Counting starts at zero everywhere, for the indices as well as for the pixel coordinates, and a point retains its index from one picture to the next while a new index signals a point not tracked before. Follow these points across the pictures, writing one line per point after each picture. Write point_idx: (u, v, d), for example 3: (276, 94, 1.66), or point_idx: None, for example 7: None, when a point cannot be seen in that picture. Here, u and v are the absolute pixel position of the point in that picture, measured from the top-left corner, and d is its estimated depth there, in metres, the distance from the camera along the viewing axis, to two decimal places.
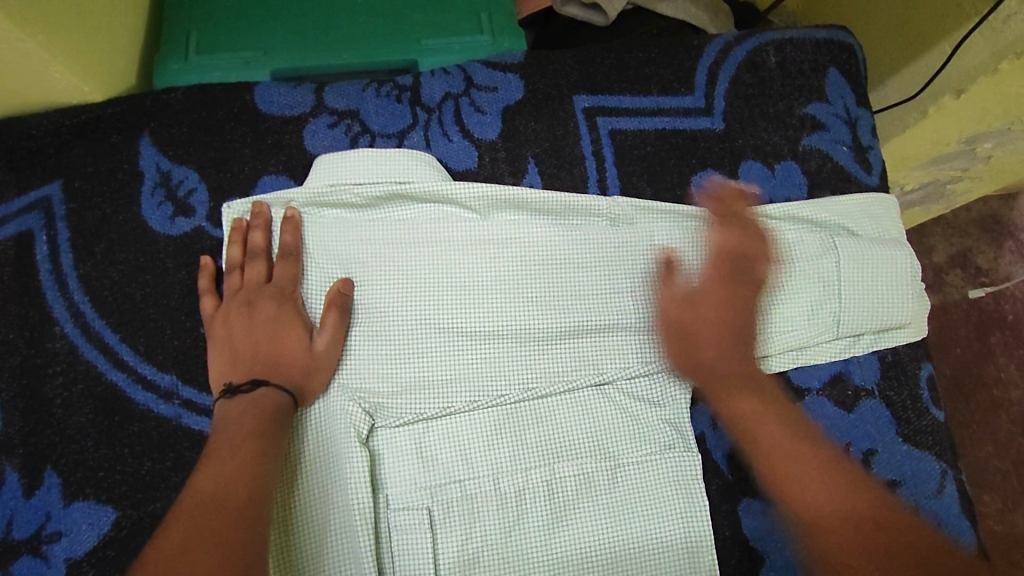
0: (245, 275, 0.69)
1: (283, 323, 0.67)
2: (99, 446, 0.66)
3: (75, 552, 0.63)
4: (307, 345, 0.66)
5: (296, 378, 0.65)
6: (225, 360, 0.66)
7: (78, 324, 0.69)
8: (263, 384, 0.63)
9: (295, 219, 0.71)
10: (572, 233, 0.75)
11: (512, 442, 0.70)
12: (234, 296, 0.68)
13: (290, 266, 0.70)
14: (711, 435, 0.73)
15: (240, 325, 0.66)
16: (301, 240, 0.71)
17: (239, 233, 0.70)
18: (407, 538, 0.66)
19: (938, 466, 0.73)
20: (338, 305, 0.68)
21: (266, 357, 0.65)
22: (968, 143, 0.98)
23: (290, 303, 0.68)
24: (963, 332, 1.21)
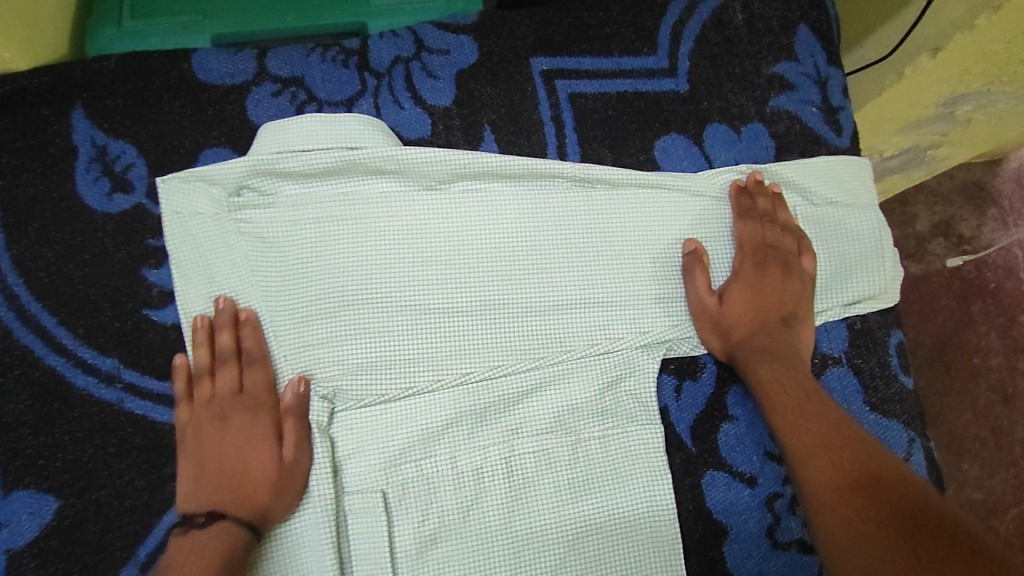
0: (215, 384, 0.65)
1: (251, 442, 0.63)
2: (38, 434, 0.63)
3: (15, 543, 0.61)
4: (275, 462, 0.63)
5: (259, 502, 0.62)
6: (195, 466, 0.63)
7: (12, 307, 0.66)
8: (223, 517, 0.60)
9: (253, 320, 0.66)
10: (533, 201, 0.72)
11: (473, 420, 0.68)
12: (207, 406, 0.64)
13: (261, 374, 0.66)
14: (676, 407, 0.70)
15: (211, 439, 0.63)
16: (263, 341, 0.67)
17: (205, 333, 0.66)
18: (365, 519, 0.64)
19: (906, 434, 0.72)
20: (295, 409, 0.65)
21: (230, 482, 0.62)
22: (947, 107, 0.96)
23: (264, 415, 0.65)
24: (945, 300, 1.20)
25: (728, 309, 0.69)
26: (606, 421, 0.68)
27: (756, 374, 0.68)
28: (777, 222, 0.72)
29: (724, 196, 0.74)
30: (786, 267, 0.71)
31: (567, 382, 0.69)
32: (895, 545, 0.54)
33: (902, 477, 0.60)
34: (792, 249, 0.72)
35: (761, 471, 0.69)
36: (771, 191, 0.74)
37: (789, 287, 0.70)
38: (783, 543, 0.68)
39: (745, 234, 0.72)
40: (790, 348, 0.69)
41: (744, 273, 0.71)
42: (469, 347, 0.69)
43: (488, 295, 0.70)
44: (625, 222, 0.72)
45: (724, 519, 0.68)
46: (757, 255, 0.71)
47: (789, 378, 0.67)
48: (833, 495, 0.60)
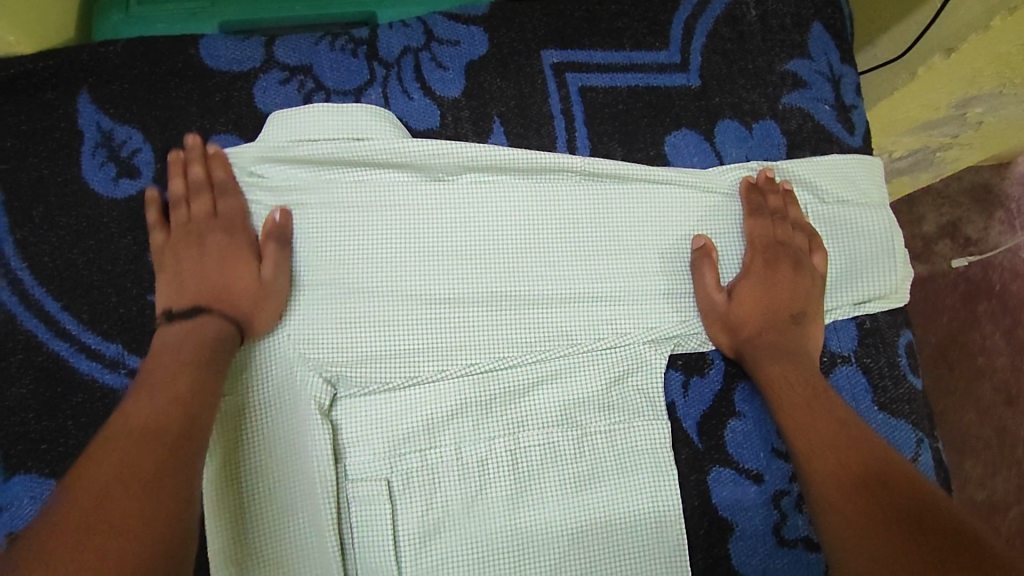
0: (191, 209, 0.66)
1: (230, 255, 0.65)
2: (41, 418, 0.63)
3: (16, 527, 0.61)
4: (253, 274, 0.65)
5: (244, 306, 0.63)
6: (171, 286, 0.64)
7: (17, 291, 0.65)
8: (204, 313, 0.62)
9: (221, 155, 0.68)
10: (542, 193, 0.71)
11: (478, 411, 0.68)
12: (183, 228, 0.66)
13: (234, 199, 0.67)
14: (682, 403, 0.70)
15: (188, 258, 0.65)
16: (233, 172, 0.68)
17: (179, 166, 0.67)
18: (370, 509, 0.65)
19: (915, 435, 0.71)
20: (271, 232, 0.66)
21: (209, 284, 0.64)
22: (960, 108, 0.95)
23: (240, 233, 0.66)
24: (949, 299, 1.18)
25: (737, 306, 0.69)
26: (611, 415, 0.68)
27: (766, 373, 0.67)
28: (787, 219, 0.72)
29: (735, 193, 0.74)
30: (797, 264, 0.70)
31: (572, 375, 0.69)
32: (917, 547, 0.52)
33: (904, 473, 0.59)
34: (803, 246, 0.71)
35: (768, 468, 0.69)
36: (782, 188, 0.73)
37: (800, 285, 0.70)
38: (789, 540, 0.68)
39: (755, 230, 0.71)
40: (800, 346, 0.69)
41: (753, 270, 0.70)
42: (476, 338, 0.69)
43: (495, 287, 0.70)
44: (634, 216, 0.72)
45: (729, 516, 0.68)
46: (768, 252, 0.70)
47: (799, 376, 0.66)
48: (836, 490, 0.59)
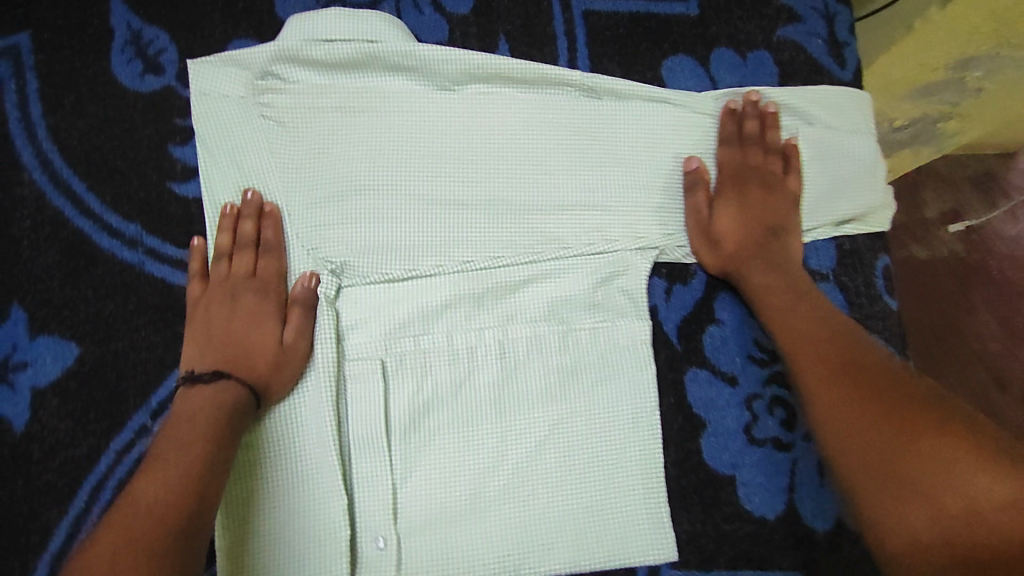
0: (232, 266, 0.69)
1: (259, 318, 0.68)
2: (64, 286, 0.68)
3: (40, 382, 0.66)
4: (277, 339, 0.67)
5: (263, 371, 0.66)
6: (198, 342, 0.67)
7: (47, 171, 0.69)
8: (227, 377, 0.65)
9: (276, 214, 0.70)
10: (543, 106, 0.75)
11: (471, 304, 0.72)
12: (221, 283, 0.68)
13: (273, 261, 0.70)
14: (664, 308, 0.74)
15: (220, 317, 0.67)
16: (283, 235, 0.71)
17: (229, 221, 0.70)
18: (363, 386, 0.69)
19: (886, 348, 0.75)
20: (301, 299, 0.69)
21: (235, 346, 0.66)
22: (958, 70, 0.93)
23: (273, 294, 0.69)
24: (943, 275, 1.16)
25: (716, 224, 0.73)
26: (597, 313, 0.72)
27: (753, 280, 0.71)
28: (762, 144, 0.75)
29: (716, 118, 0.77)
30: (768, 185, 0.74)
31: (562, 275, 0.73)
32: (927, 443, 0.57)
33: (890, 366, 0.65)
34: (777, 169, 0.75)
35: (742, 372, 0.74)
36: (761, 112, 0.76)
37: (773, 203, 0.74)
38: (759, 439, 0.73)
39: (728, 157, 0.75)
40: (781, 253, 0.72)
41: (726, 191, 0.74)
42: (473, 237, 0.73)
43: (495, 192, 0.74)
44: (629, 133, 0.75)
45: (703, 414, 0.72)
46: (741, 175, 0.74)
47: (783, 282, 0.71)
48: (829, 387, 0.64)
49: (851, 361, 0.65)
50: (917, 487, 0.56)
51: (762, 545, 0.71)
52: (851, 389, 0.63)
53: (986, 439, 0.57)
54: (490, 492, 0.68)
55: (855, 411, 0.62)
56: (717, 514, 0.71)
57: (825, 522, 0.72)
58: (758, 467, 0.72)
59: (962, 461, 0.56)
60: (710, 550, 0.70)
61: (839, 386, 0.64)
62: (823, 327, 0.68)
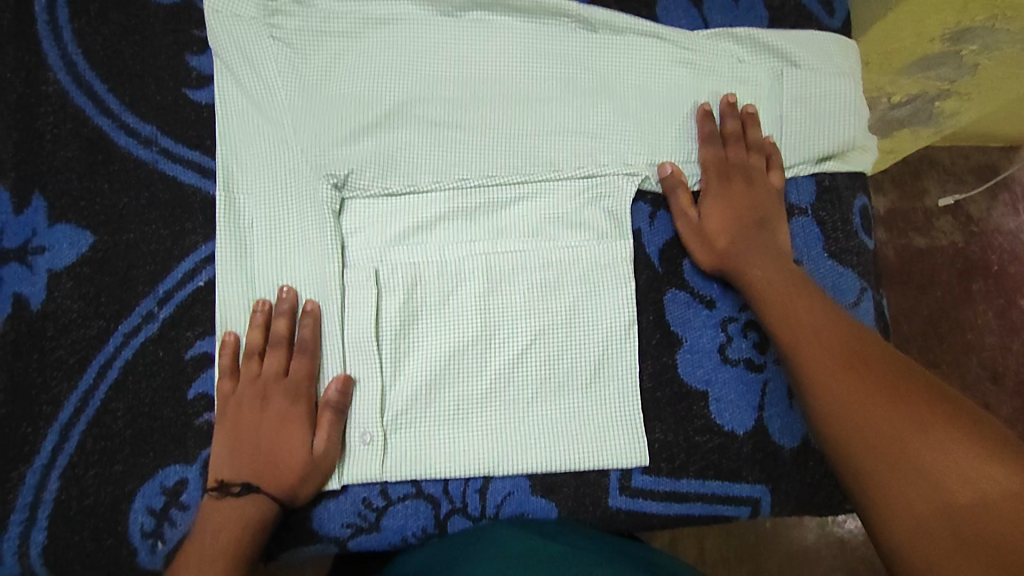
0: (263, 365, 0.69)
1: (289, 424, 0.67)
2: (82, 179, 0.72)
3: (56, 265, 0.69)
4: (307, 448, 0.66)
5: (288, 481, 0.65)
6: (227, 449, 0.66)
7: (70, 72, 0.74)
8: (256, 490, 0.64)
9: (313, 312, 0.70)
10: (541, 35, 0.79)
11: (463, 218, 0.76)
12: (252, 383, 0.68)
13: (306, 362, 0.69)
14: (648, 230, 0.77)
15: (250, 419, 0.67)
16: (318, 335, 0.71)
17: (263, 316, 0.70)
18: (358, 291, 0.72)
19: (858, 284, 0.78)
20: (332, 404, 0.68)
21: (263, 454, 0.66)
22: (953, 43, 0.92)
23: (303, 400, 0.68)
24: (946, 274, 1.27)
25: (706, 221, 0.75)
26: (583, 233, 0.75)
27: (745, 271, 0.72)
28: (742, 141, 0.78)
29: (691, 119, 0.79)
30: (749, 179, 0.76)
31: (550, 195, 0.76)
32: (928, 430, 0.54)
33: (895, 358, 0.62)
34: (758, 165, 0.77)
35: (719, 296, 0.76)
36: (737, 112, 0.79)
37: (757, 195, 0.76)
38: (732, 359, 0.75)
39: (709, 157, 0.77)
40: (773, 244, 0.73)
41: (711, 190, 0.76)
42: (470, 157, 0.77)
43: (491, 116, 0.78)
44: (622, 65, 0.79)
45: (680, 331, 0.75)
46: (724, 172, 0.77)
47: (778, 273, 0.71)
48: (828, 374, 0.62)
49: (846, 350, 0.63)
50: (922, 478, 0.52)
51: (731, 458, 0.72)
52: (847, 376, 0.61)
53: (993, 431, 0.52)
54: (476, 422, 0.71)
55: (853, 399, 0.59)
56: (690, 425, 0.72)
57: (792, 440, 0.73)
58: (729, 385, 0.74)
59: (965, 452, 0.51)
60: (680, 459, 0.71)
61: (832, 372, 0.62)
62: (821, 316, 0.66)
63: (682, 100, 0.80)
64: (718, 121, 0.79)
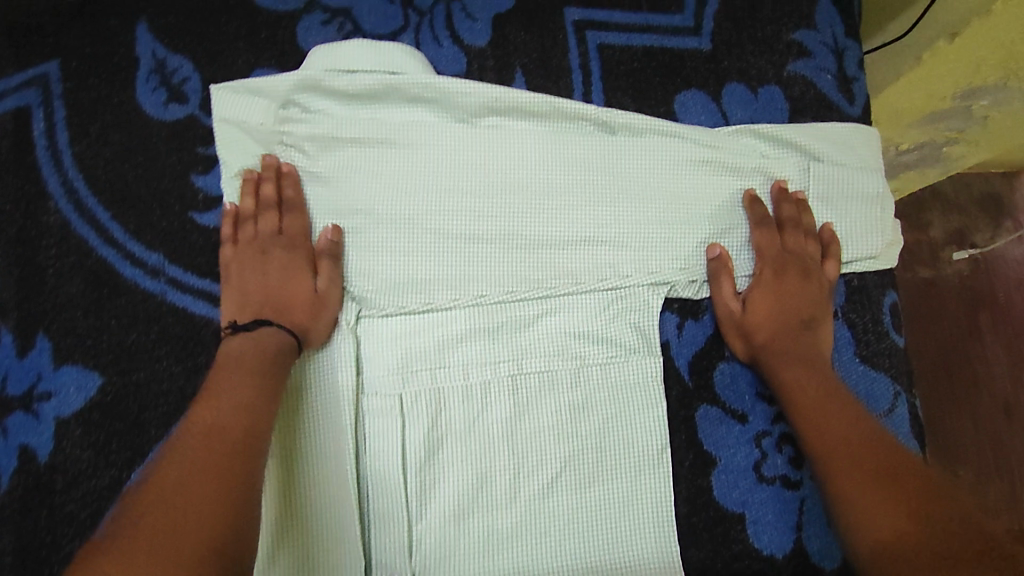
0: (258, 225, 0.71)
1: (293, 269, 0.70)
2: (88, 316, 0.69)
3: (63, 412, 0.67)
4: (311, 290, 0.70)
5: (299, 320, 0.68)
6: (237, 300, 0.69)
7: (72, 200, 0.71)
8: (268, 323, 0.66)
9: (293, 174, 0.72)
10: (557, 140, 0.76)
11: (486, 337, 0.74)
12: (248, 244, 0.70)
13: (300, 218, 0.72)
14: (677, 343, 0.76)
15: (253, 273, 0.69)
16: (302, 193, 0.73)
17: (250, 184, 0.72)
18: (382, 420, 0.71)
19: (892, 388, 0.76)
20: (327, 251, 0.71)
21: (274, 298, 0.68)
22: (964, 99, 0.88)
23: (301, 250, 0.71)
24: (952, 308, 1.14)
25: (751, 315, 0.73)
26: (608, 350, 0.74)
27: (776, 371, 0.71)
28: (799, 227, 0.76)
29: (739, 202, 0.77)
30: (806, 272, 0.74)
31: (574, 310, 0.75)
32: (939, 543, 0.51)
33: (926, 475, 0.60)
34: (812, 255, 0.76)
35: (752, 410, 0.75)
36: (795, 197, 0.77)
37: (809, 291, 0.74)
38: (768, 477, 0.74)
39: (764, 242, 0.75)
40: (811, 347, 0.72)
41: (764, 281, 0.74)
42: (489, 272, 0.74)
43: (510, 228, 0.75)
44: (640, 168, 0.77)
45: (713, 451, 0.74)
46: (777, 262, 0.75)
47: (815, 380, 0.70)
48: (857, 486, 0.60)
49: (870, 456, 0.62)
50: None
51: None
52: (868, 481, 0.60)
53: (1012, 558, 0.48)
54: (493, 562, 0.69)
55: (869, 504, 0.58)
56: (727, 552, 0.72)
57: (833, 562, 0.72)
58: (765, 504, 0.73)
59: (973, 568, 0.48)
60: None
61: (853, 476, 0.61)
62: (852, 422, 0.66)
63: (704, 202, 0.77)
64: (773, 205, 0.77)
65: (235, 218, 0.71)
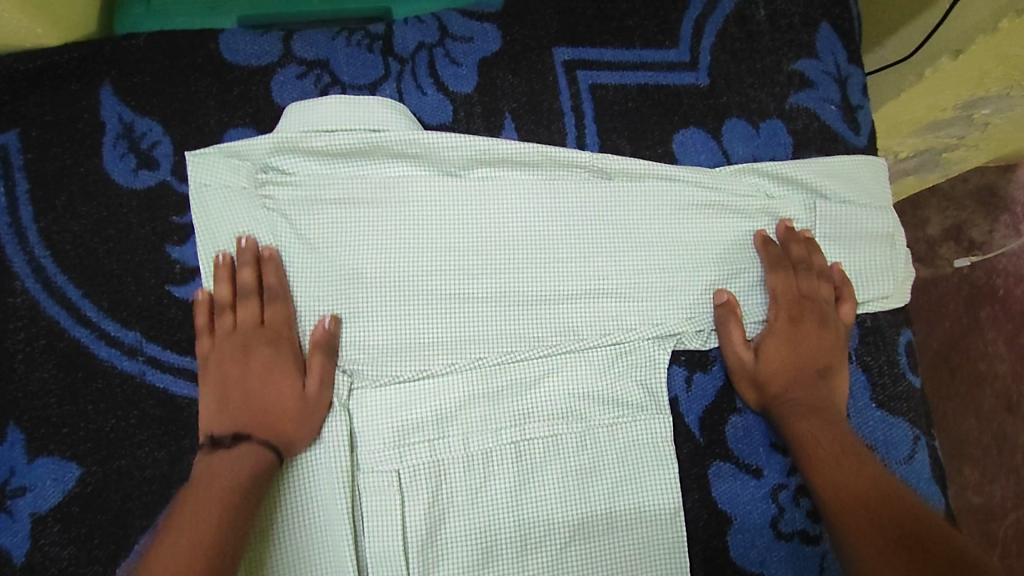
0: (237, 317, 0.66)
1: (276, 369, 0.65)
2: (62, 402, 0.65)
3: (40, 508, 0.63)
4: (298, 393, 0.65)
5: (285, 429, 0.64)
6: (218, 401, 0.64)
7: (40, 279, 0.67)
8: (250, 440, 0.62)
9: (275, 257, 0.67)
10: (550, 188, 0.72)
11: (486, 402, 0.69)
12: (229, 338, 0.65)
13: (282, 307, 0.66)
14: (686, 398, 0.72)
15: (235, 372, 0.65)
16: (285, 279, 0.67)
17: (227, 271, 0.67)
18: (378, 498, 0.66)
19: (912, 432, 0.72)
20: (320, 343, 0.66)
21: (255, 403, 0.64)
22: (964, 110, 0.85)
23: (286, 346, 0.66)
24: (950, 300, 1.08)
25: (766, 364, 0.69)
26: (617, 409, 0.70)
27: (789, 425, 0.67)
28: (812, 270, 0.72)
29: (750, 245, 0.74)
30: (822, 320, 0.71)
31: (578, 368, 0.71)
32: None
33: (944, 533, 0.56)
34: (827, 302, 0.72)
35: (767, 462, 0.71)
36: (804, 237, 0.73)
37: (825, 339, 0.71)
38: (786, 533, 0.69)
39: (779, 285, 0.71)
40: (827, 401, 0.69)
41: (779, 327, 0.71)
42: (486, 333, 0.70)
43: (505, 285, 0.71)
44: (639, 214, 0.73)
45: (729, 509, 0.69)
46: (792, 309, 0.71)
47: (831, 437, 0.66)
48: (876, 556, 0.55)
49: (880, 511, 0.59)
50: None
51: None
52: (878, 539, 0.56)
53: None
54: None
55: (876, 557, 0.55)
56: None
57: None
58: (786, 563, 0.69)
59: None
60: None
61: (863, 531, 0.58)
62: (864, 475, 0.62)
63: (706, 246, 0.73)
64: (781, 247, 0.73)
65: (211, 308, 0.66)
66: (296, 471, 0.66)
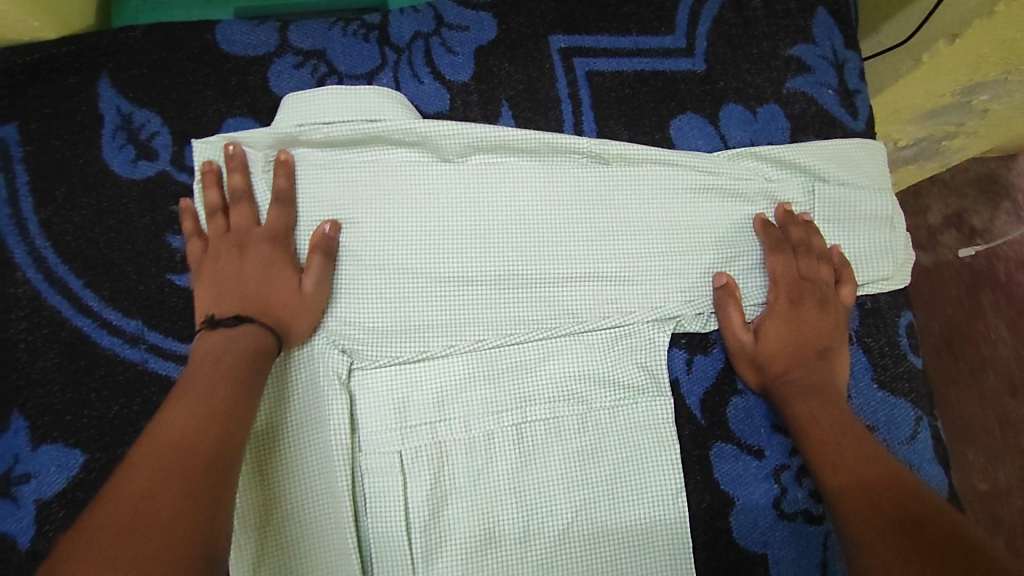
0: (229, 219, 0.67)
1: (271, 264, 0.65)
2: (65, 390, 0.65)
3: (44, 494, 0.63)
4: (296, 286, 0.65)
5: (283, 317, 0.64)
6: (214, 291, 0.64)
7: (41, 269, 0.67)
8: (251, 320, 0.62)
9: (288, 162, 0.68)
10: (548, 173, 0.72)
11: (485, 384, 0.69)
12: (221, 237, 0.66)
13: (281, 211, 0.67)
14: (687, 381, 0.72)
15: (231, 267, 0.64)
16: (294, 182, 0.68)
17: (214, 175, 0.67)
18: (380, 483, 0.66)
19: (914, 413, 0.72)
20: (321, 245, 0.66)
21: (254, 294, 0.63)
22: (964, 95, 0.85)
23: (284, 245, 0.66)
24: (952, 285, 1.08)
25: (765, 346, 0.70)
26: (617, 391, 0.70)
27: (789, 405, 0.67)
28: (812, 252, 0.72)
29: (750, 228, 0.74)
30: (822, 302, 0.71)
31: (577, 350, 0.71)
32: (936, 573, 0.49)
33: (937, 508, 0.56)
34: (828, 283, 0.72)
35: (769, 443, 0.71)
36: (802, 220, 0.73)
37: (825, 320, 0.71)
38: (788, 513, 0.69)
39: (778, 267, 0.71)
40: (829, 381, 0.68)
41: (779, 309, 0.71)
42: (485, 317, 0.70)
43: (504, 268, 0.71)
44: (637, 198, 0.73)
45: (731, 490, 0.69)
46: (791, 291, 0.71)
47: (832, 419, 0.65)
48: (870, 534, 0.55)
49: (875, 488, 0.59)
50: None
51: None
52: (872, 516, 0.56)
53: None
54: None
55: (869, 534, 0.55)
56: None
57: None
58: (788, 544, 0.69)
59: None
60: None
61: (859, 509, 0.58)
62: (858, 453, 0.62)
63: (705, 231, 0.73)
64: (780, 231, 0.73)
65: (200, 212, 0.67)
66: (297, 433, 0.66)
